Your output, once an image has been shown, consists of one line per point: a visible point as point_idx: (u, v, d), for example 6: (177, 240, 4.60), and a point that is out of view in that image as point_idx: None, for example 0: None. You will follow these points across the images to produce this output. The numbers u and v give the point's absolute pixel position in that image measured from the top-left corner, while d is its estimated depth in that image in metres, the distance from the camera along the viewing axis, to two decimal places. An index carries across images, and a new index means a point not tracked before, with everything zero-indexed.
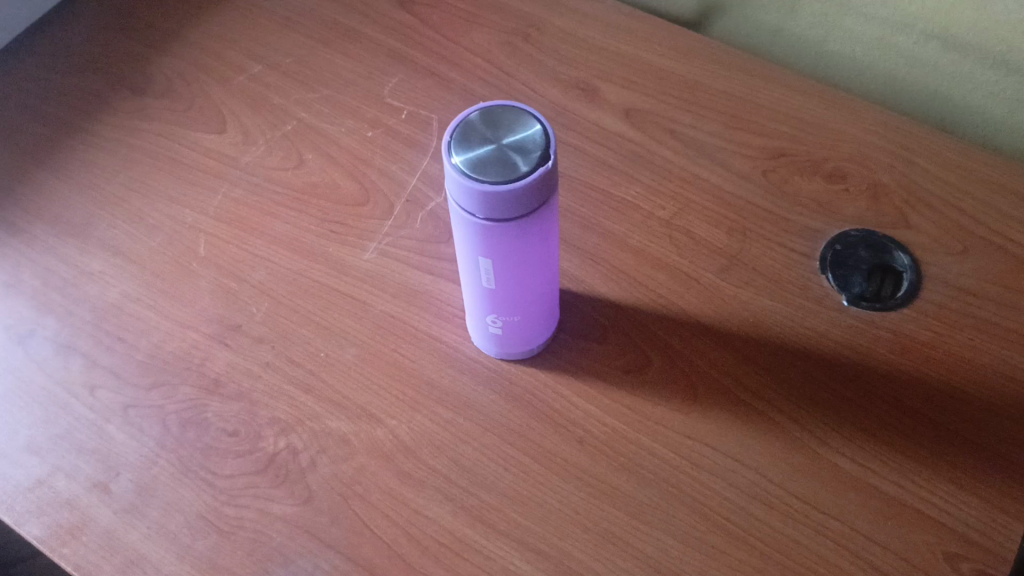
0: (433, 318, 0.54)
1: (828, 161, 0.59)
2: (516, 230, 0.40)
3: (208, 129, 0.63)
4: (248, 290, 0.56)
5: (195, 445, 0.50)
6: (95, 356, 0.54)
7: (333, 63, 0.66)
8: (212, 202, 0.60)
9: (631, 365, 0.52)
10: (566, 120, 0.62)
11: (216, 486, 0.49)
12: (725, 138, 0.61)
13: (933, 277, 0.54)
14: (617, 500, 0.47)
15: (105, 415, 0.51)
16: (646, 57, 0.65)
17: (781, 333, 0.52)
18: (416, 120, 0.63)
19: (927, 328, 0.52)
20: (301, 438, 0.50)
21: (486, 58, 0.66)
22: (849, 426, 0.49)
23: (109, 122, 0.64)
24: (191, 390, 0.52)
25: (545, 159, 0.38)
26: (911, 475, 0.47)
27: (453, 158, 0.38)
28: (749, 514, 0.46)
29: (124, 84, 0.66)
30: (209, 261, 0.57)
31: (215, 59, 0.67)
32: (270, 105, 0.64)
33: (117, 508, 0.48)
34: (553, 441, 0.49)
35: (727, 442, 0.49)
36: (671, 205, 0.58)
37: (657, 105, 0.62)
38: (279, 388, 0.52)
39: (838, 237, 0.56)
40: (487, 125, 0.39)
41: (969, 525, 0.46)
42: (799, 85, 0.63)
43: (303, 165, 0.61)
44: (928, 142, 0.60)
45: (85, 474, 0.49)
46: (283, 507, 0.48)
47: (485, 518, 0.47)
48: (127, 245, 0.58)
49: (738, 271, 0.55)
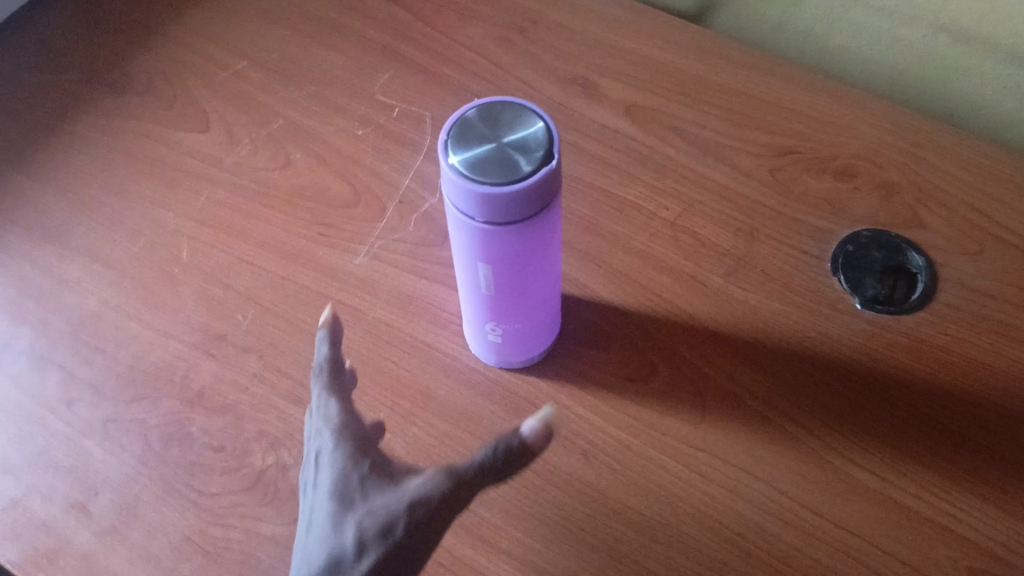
0: (428, 325, 0.52)
1: (837, 158, 0.57)
2: (517, 234, 0.38)
3: (190, 129, 0.61)
4: (233, 297, 0.53)
5: (179, 461, 0.48)
6: (72, 368, 0.51)
7: (322, 59, 0.64)
8: (195, 205, 0.57)
9: (636, 373, 0.49)
10: (565, 117, 0.60)
11: (201, 506, 0.46)
12: (731, 136, 0.58)
13: (949, 279, 0.52)
14: (624, 516, 0.45)
15: (84, 431, 0.49)
16: (646, 52, 0.63)
17: (793, 338, 0.50)
18: (408, 117, 0.61)
19: (945, 331, 0.50)
20: (291, 454, 0.47)
21: (482, 53, 0.64)
22: (867, 436, 0.47)
23: (88, 121, 0.61)
24: (174, 403, 0.50)
25: (548, 159, 0.35)
26: (932, 487, 0.45)
27: (450, 158, 0.35)
28: (763, 529, 0.44)
29: (102, 82, 0.63)
30: (192, 267, 0.55)
31: (198, 55, 0.64)
32: (255, 102, 0.62)
33: (96, 529, 0.46)
34: (557, 454, 0.47)
35: (738, 453, 0.46)
36: (675, 205, 0.56)
37: (659, 101, 0.60)
38: (267, 401, 0.49)
39: (849, 238, 0.53)
40: (486, 123, 0.36)
41: (993, 539, 0.43)
42: (805, 78, 0.61)
43: (291, 165, 0.59)
44: (938, 138, 0.58)
45: (62, 493, 0.47)
46: (272, 527, 0.45)
47: (486, 536, 0.45)
48: (106, 251, 0.55)
49: (746, 274, 0.53)
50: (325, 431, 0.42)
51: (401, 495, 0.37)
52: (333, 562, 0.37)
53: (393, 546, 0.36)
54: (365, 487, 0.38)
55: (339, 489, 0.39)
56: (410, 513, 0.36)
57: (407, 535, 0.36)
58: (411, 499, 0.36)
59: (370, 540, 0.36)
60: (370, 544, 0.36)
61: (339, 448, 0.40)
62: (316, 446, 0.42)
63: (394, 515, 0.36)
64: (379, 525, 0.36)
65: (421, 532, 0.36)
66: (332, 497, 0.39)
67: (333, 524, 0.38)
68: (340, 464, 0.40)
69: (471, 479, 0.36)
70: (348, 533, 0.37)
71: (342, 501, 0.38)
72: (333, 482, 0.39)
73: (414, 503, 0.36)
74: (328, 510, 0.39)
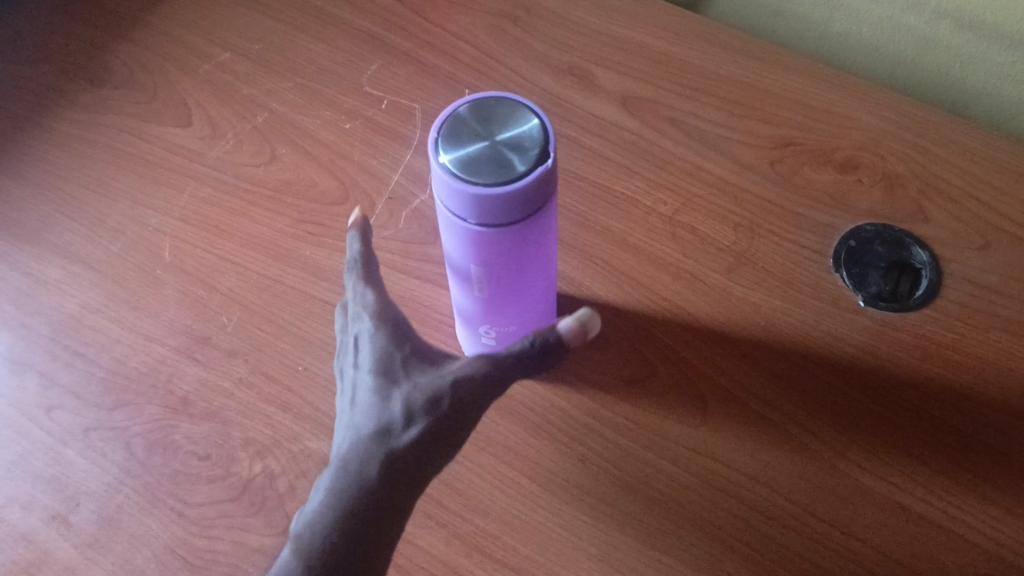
0: (419, 327, 0.50)
1: (839, 150, 0.55)
2: (512, 236, 0.36)
3: (172, 123, 0.58)
4: (218, 298, 0.51)
5: (163, 470, 0.46)
6: (51, 373, 0.50)
7: (307, 50, 0.62)
8: (177, 202, 0.55)
9: (634, 374, 0.48)
10: (559, 109, 0.58)
11: (186, 517, 0.45)
12: (729, 127, 0.57)
13: (955, 274, 0.50)
14: (623, 523, 0.44)
15: (65, 439, 0.47)
16: (642, 40, 0.61)
17: (795, 337, 0.49)
18: (397, 110, 0.59)
19: (951, 329, 0.48)
20: (278, 461, 0.46)
21: (473, 42, 0.62)
22: (871, 438, 0.45)
23: (65, 115, 0.59)
24: (157, 409, 0.48)
25: (544, 158, 0.34)
26: (938, 490, 0.44)
27: (440, 156, 0.33)
28: (766, 536, 0.43)
29: (79, 74, 0.61)
30: (175, 268, 0.53)
31: (179, 45, 0.62)
32: (239, 95, 0.60)
33: (77, 542, 0.44)
34: (554, 460, 0.46)
35: (740, 457, 0.45)
36: (673, 199, 0.54)
37: (655, 91, 0.58)
38: (253, 406, 0.48)
39: (852, 232, 0.52)
40: (478, 120, 0.34)
41: (1002, 543, 0.42)
42: (806, 67, 0.59)
43: (276, 160, 0.57)
44: (942, 128, 0.56)
45: (42, 504, 0.45)
46: (259, 538, 0.44)
47: (481, 546, 0.43)
48: (85, 251, 0.54)
49: (747, 270, 0.51)
50: (364, 314, 0.42)
51: (446, 374, 0.38)
52: (380, 431, 0.38)
53: (438, 418, 0.38)
54: (408, 367, 0.40)
55: (382, 367, 0.40)
56: (456, 388, 0.38)
57: (452, 408, 0.38)
58: (456, 376, 0.38)
59: (418, 412, 0.38)
60: (419, 415, 0.38)
61: (378, 331, 0.41)
62: (354, 330, 0.42)
63: (441, 389, 0.38)
64: (427, 399, 0.38)
65: (465, 407, 0.38)
66: (375, 372, 0.40)
67: (378, 397, 0.39)
68: (382, 344, 0.40)
69: (510, 365, 0.38)
70: (394, 406, 0.38)
71: (387, 375, 0.40)
72: (375, 360, 0.40)
73: (459, 381, 0.38)
74: (371, 385, 0.40)
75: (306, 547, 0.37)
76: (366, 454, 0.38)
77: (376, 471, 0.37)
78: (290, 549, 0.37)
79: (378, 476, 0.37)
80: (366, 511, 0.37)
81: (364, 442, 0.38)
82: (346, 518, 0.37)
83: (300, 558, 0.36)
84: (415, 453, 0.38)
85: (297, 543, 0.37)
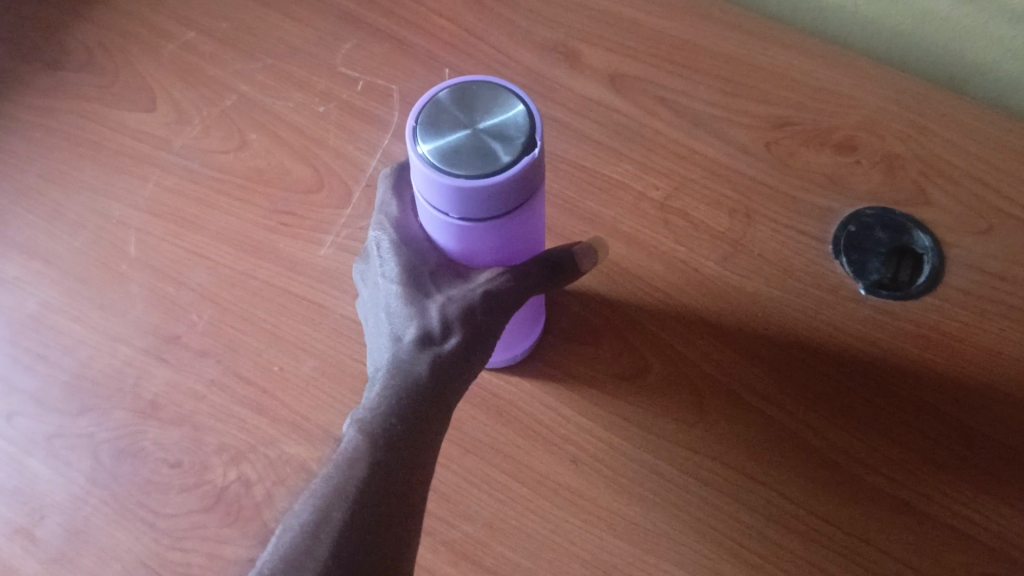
0: None
1: (837, 130, 0.53)
2: (499, 230, 0.34)
3: (134, 107, 0.55)
4: (186, 295, 0.49)
5: (132, 479, 0.44)
6: (12, 378, 0.47)
7: (277, 28, 0.58)
8: (142, 193, 0.52)
9: (627, 370, 0.46)
10: (544, 88, 0.55)
11: (158, 527, 0.42)
12: (722, 107, 0.54)
13: (957, 260, 0.48)
14: (618, 527, 0.42)
15: (28, 448, 0.45)
16: (630, 14, 0.58)
17: (793, 329, 0.47)
18: (373, 91, 0.55)
19: (954, 317, 0.46)
20: (255, 468, 0.43)
21: (452, 18, 0.58)
22: (872, 430, 0.44)
23: (21, 101, 0.56)
24: (125, 414, 0.45)
25: (529, 148, 0.31)
26: (941, 486, 0.42)
27: (419, 147, 0.31)
28: (766, 538, 0.41)
29: (35, 56, 0.57)
30: (140, 263, 0.50)
31: (141, 25, 0.59)
32: (205, 77, 0.56)
33: (42, 557, 0.42)
34: (543, 461, 0.44)
35: (739, 457, 0.43)
36: (666, 184, 0.52)
37: (645, 69, 0.55)
38: (227, 409, 0.45)
39: (851, 217, 0.50)
40: (460, 108, 0.32)
41: (1008, 540, 0.41)
42: (801, 41, 0.57)
43: (246, 146, 0.54)
44: (943, 106, 0.54)
45: (5, 519, 0.43)
46: (236, 550, 0.41)
47: (470, 553, 0.41)
48: (45, 246, 0.51)
49: (742, 259, 0.49)
50: (384, 224, 0.39)
51: (476, 287, 0.36)
52: (422, 337, 0.37)
53: (474, 330, 0.36)
54: (438, 280, 0.37)
55: (410, 278, 0.37)
56: (486, 302, 0.36)
57: (487, 321, 0.36)
58: (487, 290, 0.36)
59: (455, 322, 0.36)
60: (458, 325, 0.36)
61: (402, 244, 0.38)
62: (374, 242, 0.39)
63: (473, 302, 0.36)
64: (463, 308, 0.36)
65: (498, 320, 0.36)
66: (403, 282, 0.37)
67: (414, 306, 0.37)
68: (407, 256, 0.37)
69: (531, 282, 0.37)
70: (432, 314, 0.36)
71: (415, 285, 0.37)
72: (403, 271, 0.37)
73: (490, 295, 0.36)
74: (402, 294, 0.37)
75: (370, 429, 0.35)
76: (411, 356, 0.36)
77: (425, 370, 0.36)
78: (352, 431, 0.36)
79: (427, 375, 0.36)
80: (419, 405, 0.36)
81: (407, 349, 0.37)
82: (401, 408, 0.36)
83: (366, 436, 0.35)
84: (460, 358, 0.36)
85: (360, 425, 0.36)
